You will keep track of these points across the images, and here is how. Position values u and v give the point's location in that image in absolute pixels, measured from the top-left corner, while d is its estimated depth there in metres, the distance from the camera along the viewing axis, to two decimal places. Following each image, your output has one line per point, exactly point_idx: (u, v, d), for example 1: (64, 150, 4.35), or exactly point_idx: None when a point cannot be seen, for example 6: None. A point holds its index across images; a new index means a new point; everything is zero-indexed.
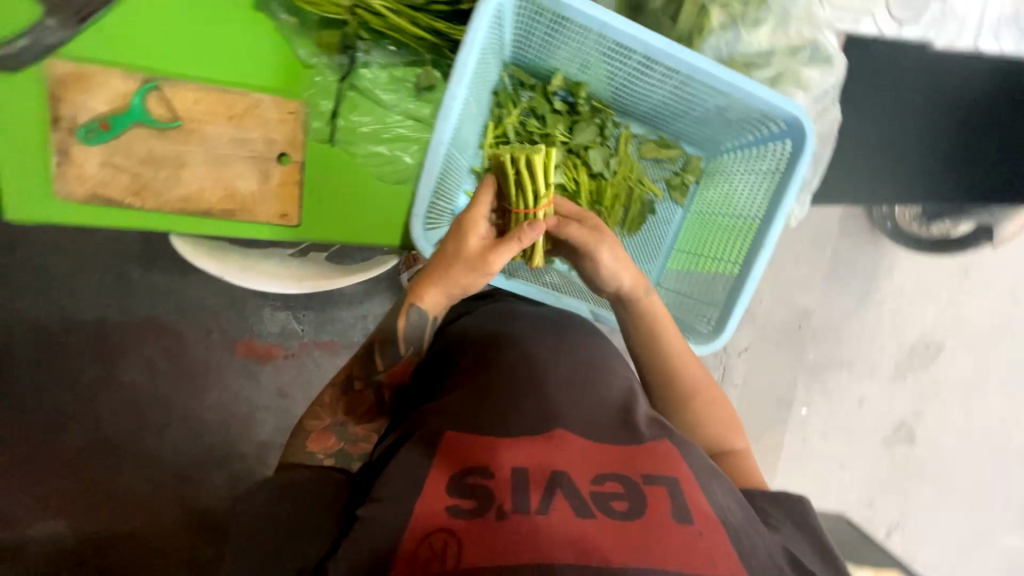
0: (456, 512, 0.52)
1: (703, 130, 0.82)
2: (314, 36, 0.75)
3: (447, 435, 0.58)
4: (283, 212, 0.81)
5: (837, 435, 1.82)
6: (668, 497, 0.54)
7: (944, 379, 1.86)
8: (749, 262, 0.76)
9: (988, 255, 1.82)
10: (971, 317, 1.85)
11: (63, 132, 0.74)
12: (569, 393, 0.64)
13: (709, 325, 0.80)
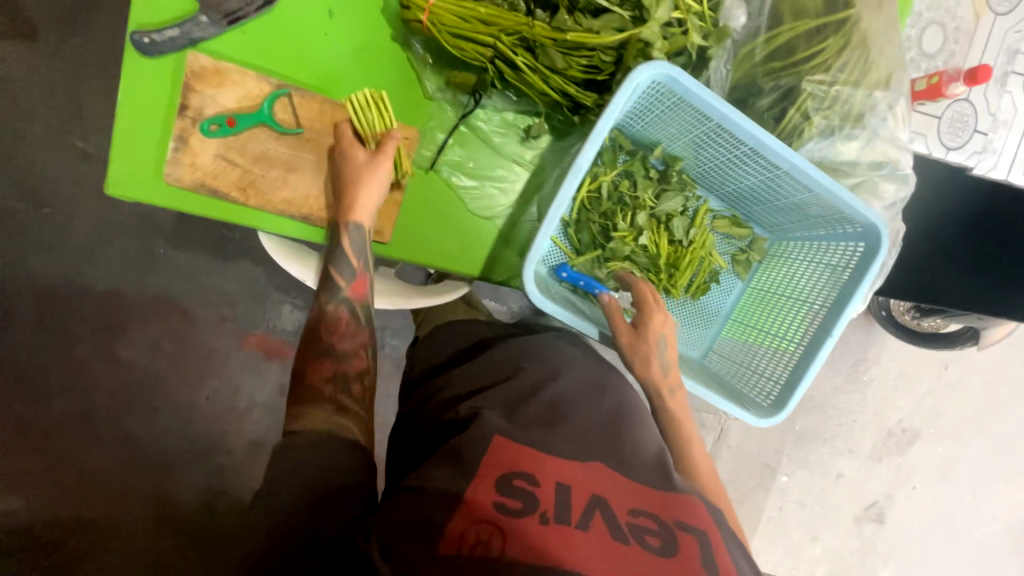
0: (503, 509, 0.59)
1: (777, 217, 0.89)
2: (444, 74, 0.81)
3: (496, 439, 0.66)
4: (377, 228, 0.84)
5: (811, 506, 1.99)
6: (697, 546, 0.61)
7: (917, 465, 2.00)
8: (812, 347, 0.81)
9: (970, 355, 1.97)
10: (949, 410, 2.00)
11: (187, 121, 0.76)
12: (607, 434, 0.71)
13: (766, 399, 0.84)
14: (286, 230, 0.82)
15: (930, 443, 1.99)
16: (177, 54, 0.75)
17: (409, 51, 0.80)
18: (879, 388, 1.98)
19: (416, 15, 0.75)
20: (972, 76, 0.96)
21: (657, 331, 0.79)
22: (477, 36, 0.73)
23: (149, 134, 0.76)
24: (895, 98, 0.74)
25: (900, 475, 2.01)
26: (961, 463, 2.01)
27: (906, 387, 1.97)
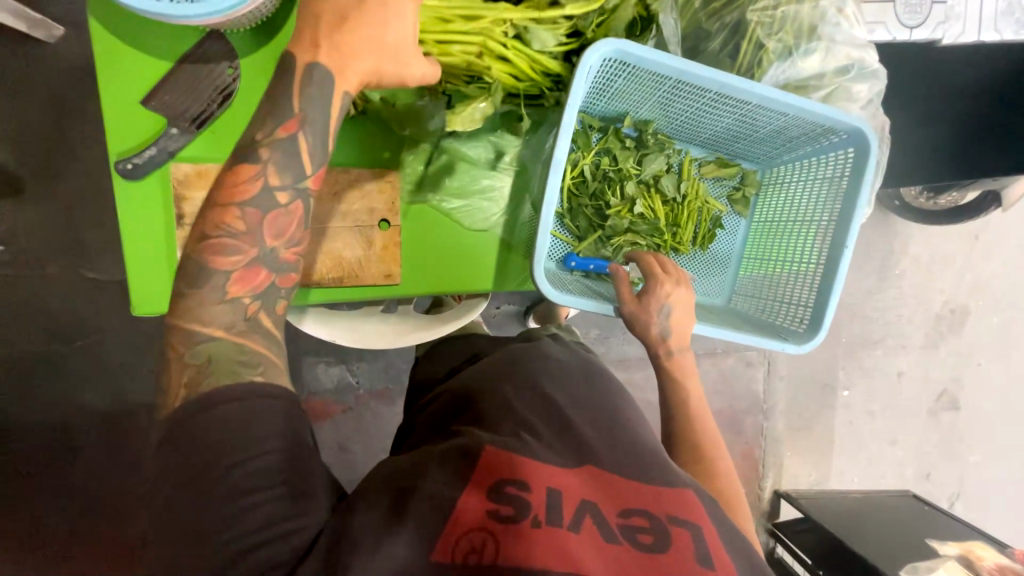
0: (496, 517, 0.56)
1: (761, 147, 0.89)
2: (403, 111, 0.83)
3: (487, 450, 0.63)
4: (387, 271, 0.86)
5: (881, 413, 2.00)
6: (692, 540, 0.60)
7: (976, 342, 1.98)
8: (830, 265, 0.81)
9: (998, 216, 1.92)
10: (992, 278, 1.96)
11: (187, 228, 0.80)
12: (601, 432, 0.71)
13: (800, 324, 0.84)
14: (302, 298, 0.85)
15: (982, 316, 1.97)
16: (159, 169, 0.79)
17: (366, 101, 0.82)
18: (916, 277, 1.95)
19: None
20: None
21: (661, 300, 0.77)
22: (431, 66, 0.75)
23: (155, 249, 0.80)
24: (841, 2, 0.74)
25: (963, 357, 1.99)
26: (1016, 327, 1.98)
27: (934, 268, 1.93)
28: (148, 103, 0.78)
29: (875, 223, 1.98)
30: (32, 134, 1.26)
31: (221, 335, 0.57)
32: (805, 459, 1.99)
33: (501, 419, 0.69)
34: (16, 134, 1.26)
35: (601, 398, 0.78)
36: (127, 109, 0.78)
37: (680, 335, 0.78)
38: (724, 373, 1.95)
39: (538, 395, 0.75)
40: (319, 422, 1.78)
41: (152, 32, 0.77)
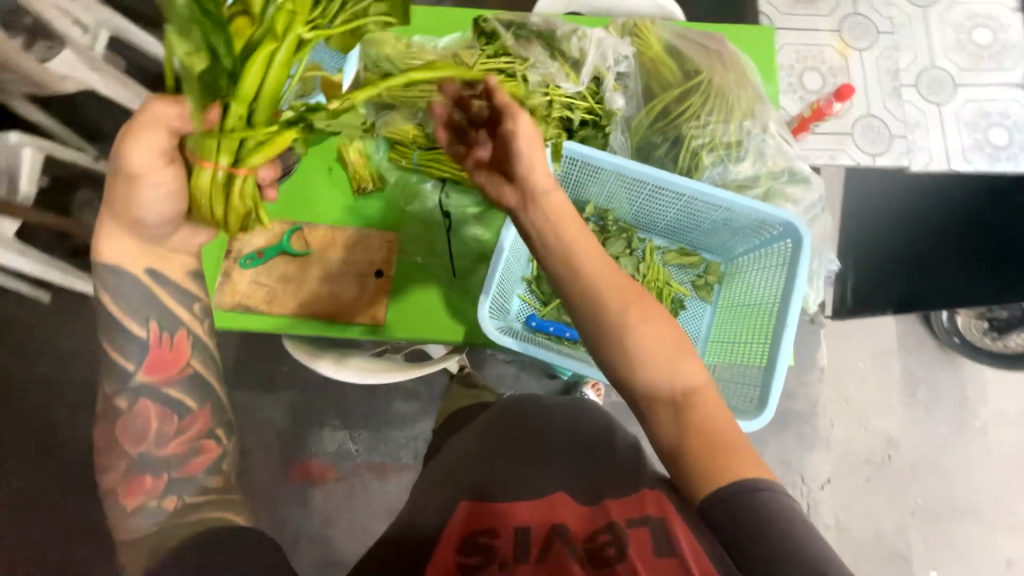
0: (462, 568, 0.60)
1: (716, 239, 0.99)
2: (412, 191, 1.07)
3: (462, 502, 0.69)
4: (373, 313, 1.01)
5: None
6: (652, 541, 0.59)
7: None
8: (775, 345, 0.84)
9: None
10: None
11: (231, 261, 1.03)
12: (573, 464, 0.73)
13: (752, 403, 0.84)
14: (298, 328, 1.01)
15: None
16: None
17: (386, 182, 1.08)
18: (999, 431, 1.77)
19: (397, 156, 1.06)
20: (840, 95, 1.00)
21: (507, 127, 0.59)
22: (440, 159, 1.02)
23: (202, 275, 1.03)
24: (764, 122, 0.91)
25: None
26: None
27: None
28: None
29: (936, 363, 1.82)
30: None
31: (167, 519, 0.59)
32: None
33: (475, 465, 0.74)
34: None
35: (588, 433, 0.79)
36: None
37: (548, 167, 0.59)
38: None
39: (520, 437, 0.78)
40: (313, 488, 1.78)
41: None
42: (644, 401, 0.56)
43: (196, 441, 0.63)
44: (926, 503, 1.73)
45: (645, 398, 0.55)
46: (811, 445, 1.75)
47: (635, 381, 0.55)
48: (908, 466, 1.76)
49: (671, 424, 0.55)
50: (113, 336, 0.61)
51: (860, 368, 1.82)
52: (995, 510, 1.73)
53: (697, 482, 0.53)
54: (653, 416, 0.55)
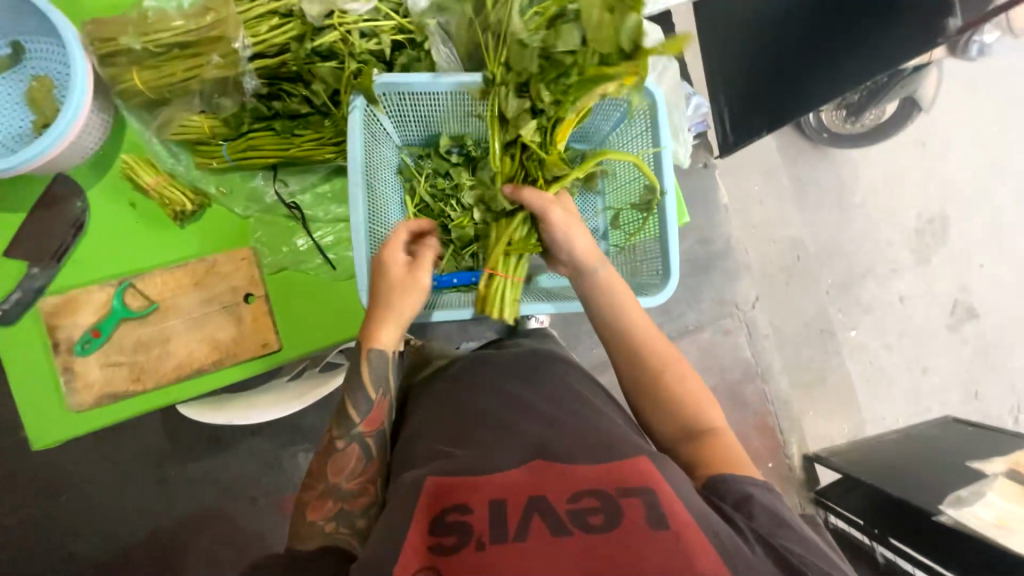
0: (438, 551, 0.58)
1: (580, 126, 0.95)
2: (242, 194, 0.91)
3: (431, 479, 0.64)
4: (263, 341, 0.89)
5: (897, 342, 2.00)
6: (643, 505, 0.59)
7: (962, 245, 2.03)
8: (663, 211, 0.85)
9: (927, 119, 2.01)
10: (954, 178, 2.03)
11: (64, 353, 0.85)
12: (546, 426, 0.72)
13: (659, 272, 0.87)
14: (187, 391, 0.88)
15: (962, 218, 2.03)
16: (31, 309, 0.85)
17: (207, 194, 0.90)
18: (874, 199, 2.01)
19: (206, 158, 0.89)
20: None
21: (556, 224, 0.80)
22: (255, 144, 0.87)
23: (38, 382, 0.85)
24: None
25: (959, 262, 2.03)
26: (1003, 223, 2.04)
27: (893, 188, 2.02)
28: (11, 251, 0.86)
29: (814, 162, 1.99)
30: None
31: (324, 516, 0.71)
32: (832, 417, 1.96)
33: (443, 448, 0.72)
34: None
35: (551, 389, 0.80)
36: None
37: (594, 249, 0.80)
38: (705, 349, 1.89)
39: (487, 412, 0.76)
40: None
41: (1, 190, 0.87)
42: (662, 415, 0.77)
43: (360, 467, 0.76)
44: (835, 282, 1.99)
45: (663, 408, 0.77)
46: (737, 275, 1.92)
47: (659, 397, 0.77)
48: (815, 258, 1.99)
49: (687, 442, 0.74)
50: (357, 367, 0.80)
51: (757, 191, 1.96)
52: (887, 264, 2.02)
53: (697, 470, 0.70)
54: (675, 419, 0.76)
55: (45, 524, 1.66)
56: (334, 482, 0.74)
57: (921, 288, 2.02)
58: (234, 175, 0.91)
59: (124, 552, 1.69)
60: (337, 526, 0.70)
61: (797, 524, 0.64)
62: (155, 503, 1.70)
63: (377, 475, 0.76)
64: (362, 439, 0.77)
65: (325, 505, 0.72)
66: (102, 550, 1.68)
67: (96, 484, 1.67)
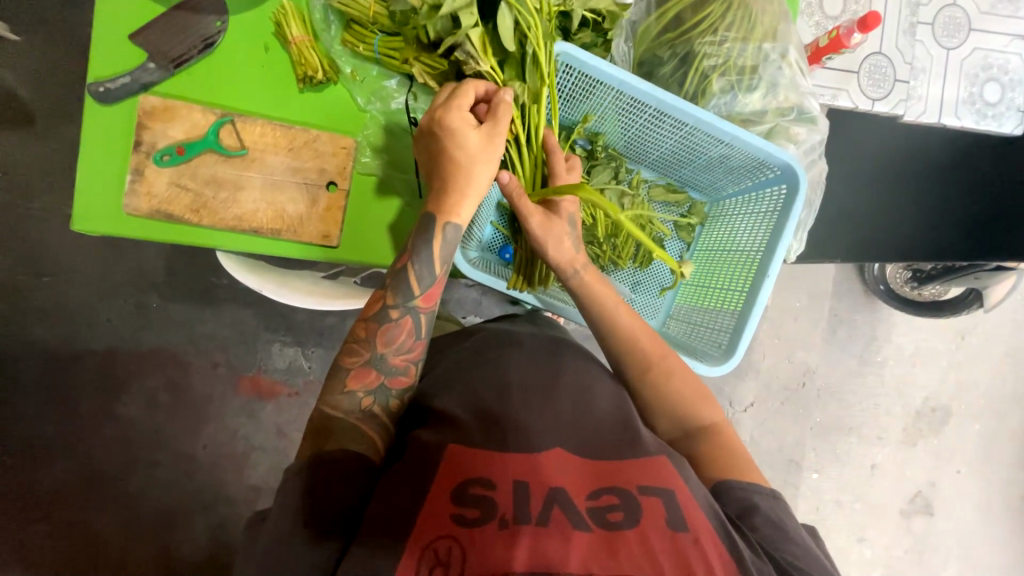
0: (459, 522, 0.60)
1: (707, 177, 0.93)
2: (370, 87, 0.89)
3: (451, 447, 0.67)
4: (325, 233, 0.88)
5: (849, 502, 2.02)
6: (662, 508, 0.62)
7: (949, 444, 2.04)
8: (751, 295, 0.85)
9: (976, 318, 2.02)
10: (973, 381, 2.04)
11: (142, 155, 0.84)
12: (563, 416, 0.73)
13: (721, 349, 0.86)
14: (242, 246, 0.87)
15: (963, 421, 2.03)
16: (130, 99, 0.84)
17: (338, 73, 0.88)
18: (894, 365, 2.02)
19: (353, 38, 0.86)
20: (864, 24, 0.91)
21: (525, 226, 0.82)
22: (406, 47, 0.84)
23: (107, 172, 0.84)
24: (785, 47, 0.80)
25: (937, 458, 2.04)
26: (994, 442, 2.05)
27: (914, 364, 2.03)
28: (135, 39, 0.84)
29: (858, 306, 1.99)
30: (54, 74, 1.60)
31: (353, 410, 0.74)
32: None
33: (462, 412, 0.73)
34: (33, 58, 1.59)
35: (572, 377, 0.81)
36: (111, 41, 0.84)
37: (566, 256, 0.83)
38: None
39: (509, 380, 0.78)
40: (264, 402, 1.75)
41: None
42: (664, 412, 0.81)
43: (404, 364, 0.78)
44: (822, 423, 2.00)
45: (674, 419, 0.80)
46: (741, 374, 1.93)
47: (662, 388, 0.82)
48: (816, 393, 2.00)
49: (690, 441, 0.78)
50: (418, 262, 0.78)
51: (795, 308, 1.96)
52: (874, 430, 2.03)
53: (703, 468, 0.75)
54: (677, 419, 0.80)
55: (15, 295, 1.65)
56: (378, 352, 0.77)
57: (895, 465, 2.03)
58: (371, 67, 0.89)
59: (79, 355, 1.68)
60: (372, 405, 0.75)
61: (798, 536, 0.68)
62: (126, 323, 1.69)
63: (416, 355, 0.80)
64: (418, 313, 0.79)
65: (366, 372, 0.76)
66: (57, 343, 1.67)
67: (80, 281, 1.66)
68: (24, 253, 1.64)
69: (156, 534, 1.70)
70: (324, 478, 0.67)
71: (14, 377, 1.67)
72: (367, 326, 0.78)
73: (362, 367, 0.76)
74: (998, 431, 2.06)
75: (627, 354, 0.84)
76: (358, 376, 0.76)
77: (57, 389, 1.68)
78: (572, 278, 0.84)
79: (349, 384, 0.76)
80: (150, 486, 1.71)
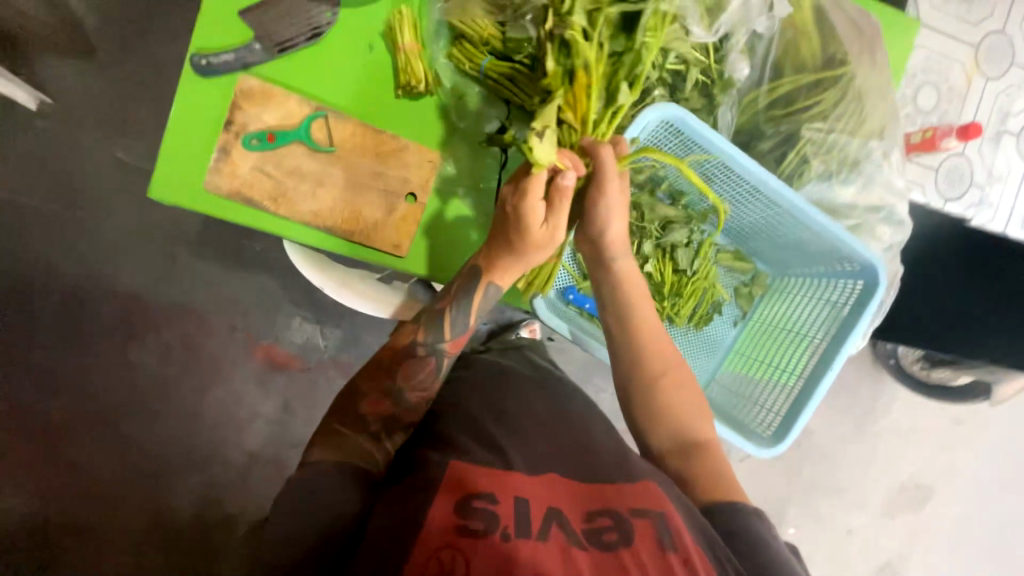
0: (459, 535, 0.58)
1: (780, 253, 0.93)
2: (466, 107, 0.89)
3: (453, 460, 0.67)
4: (396, 242, 0.88)
5: (821, 563, 2.00)
6: (659, 530, 0.61)
7: (929, 524, 2.03)
8: (807, 382, 0.85)
9: (979, 408, 2.02)
10: (963, 466, 2.04)
11: (231, 135, 0.83)
12: (554, 440, 0.75)
13: (768, 430, 0.86)
14: (299, 235, 0.86)
15: (945, 503, 2.02)
16: (229, 76, 0.83)
17: (438, 87, 0.87)
18: (888, 438, 2.02)
19: (460, 54, 0.85)
20: (964, 132, 1.02)
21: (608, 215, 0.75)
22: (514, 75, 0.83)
23: (192, 143, 0.83)
24: (889, 147, 0.81)
25: (914, 536, 2.03)
26: (972, 530, 2.04)
27: (908, 440, 2.02)
28: (243, 17, 0.83)
29: (866, 374, 2.00)
30: (128, 12, 1.58)
31: (362, 434, 0.75)
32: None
33: (464, 425, 0.76)
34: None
35: (574, 416, 0.82)
36: (219, 15, 0.83)
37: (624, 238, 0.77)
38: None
39: (507, 407, 0.80)
40: (276, 373, 1.72)
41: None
42: (661, 425, 0.79)
43: (419, 399, 0.82)
44: (810, 482, 2.01)
45: (674, 430, 0.78)
46: None
47: (665, 399, 0.79)
48: (808, 452, 2.01)
49: (683, 457, 0.77)
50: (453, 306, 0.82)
51: None
52: (858, 497, 2.02)
53: (694, 488, 0.74)
54: (678, 433, 0.78)
55: (44, 225, 1.61)
56: (397, 383, 0.80)
57: (871, 534, 2.01)
58: (472, 85, 0.88)
59: (99, 296, 1.65)
60: (382, 431, 0.77)
61: (806, 569, 0.68)
62: (152, 270, 1.65)
63: (430, 393, 0.83)
64: (443, 356, 0.83)
65: (382, 385, 0.80)
66: (81, 280, 1.64)
67: (114, 220, 1.63)
68: (63, 185, 1.60)
69: (144, 488, 1.65)
70: (328, 493, 0.67)
71: (29, 304, 1.63)
72: (395, 358, 0.81)
73: (381, 397, 0.79)
74: (980, 521, 2.05)
75: (633, 358, 0.81)
76: (375, 404, 0.78)
77: (68, 323, 1.64)
78: (614, 261, 0.80)
79: (364, 412, 0.77)
80: (149, 439, 1.67)
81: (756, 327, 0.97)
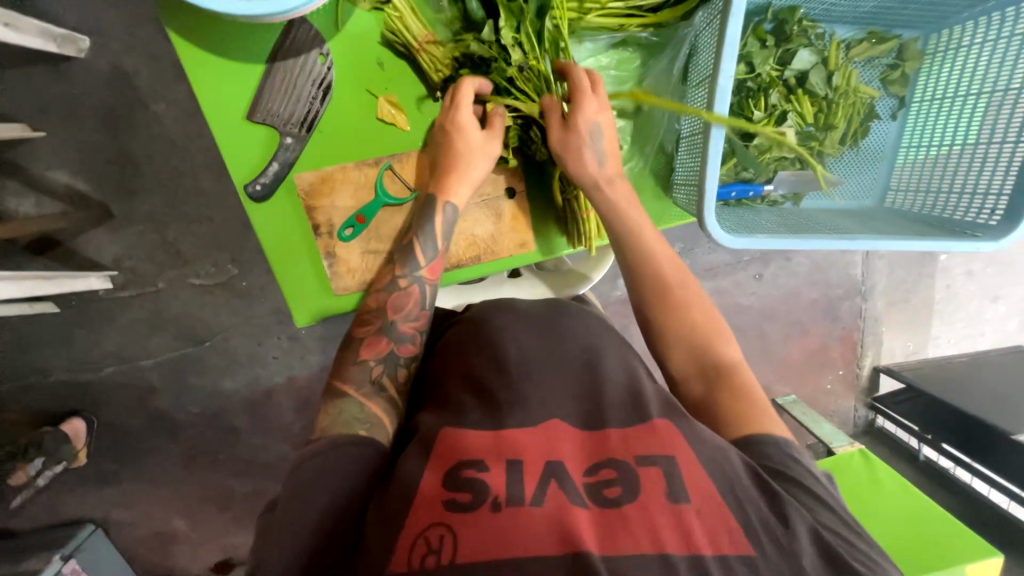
0: (453, 507, 0.57)
1: (930, 10, 0.94)
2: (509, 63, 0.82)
3: (445, 431, 0.65)
4: (521, 241, 0.90)
5: (985, 272, 1.86)
6: (663, 477, 0.60)
7: None
8: None
9: None
10: None
11: (326, 236, 0.82)
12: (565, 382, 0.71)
13: (995, 215, 0.87)
14: None
15: None
16: (284, 183, 0.80)
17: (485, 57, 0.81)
18: None
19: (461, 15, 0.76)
20: None
21: (588, 119, 0.76)
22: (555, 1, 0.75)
23: (300, 264, 0.83)
24: None
25: None
26: None
27: None
28: (254, 115, 0.77)
29: None
30: (88, 153, 1.47)
31: (355, 394, 0.73)
32: (902, 332, 1.89)
33: (451, 396, 0.72)
34: (77, 132, 1.45)
35: (582, 337, 0.78)
36: (232, 128, 0.77)
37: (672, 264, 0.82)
38: (817, 263, 1.80)
39: (508, 355, 0.74)
40: None
41: (236, 36, 0.75)
42: (677, 339, 0.79)
43: (415, 330, 0.80)
44: None
45: (678, 331, 0.79)
46: None
47: (679, 321, 0.79)
48: None
49: (703, 379, 0.76)
50: (422, 232, 0.79)
51: None
52: None
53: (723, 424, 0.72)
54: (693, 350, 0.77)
55: (194, 365, 1.65)
56: (389, 320, 0.78)
57: None
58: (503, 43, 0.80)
59: (263, 393, 1.70)
60: (382, 375, 0.76)
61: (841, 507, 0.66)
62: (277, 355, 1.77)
63: (422, 324, 0.81)
64: (424, 284, 0.81)
65: (378, 345, 0.77)
66: (245, 388, 1.68)
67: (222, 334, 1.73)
68: (179, 327, 1.61)
69: None
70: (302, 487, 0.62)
71: None
72: (379, 297, 0.80)
73: (378, 331, 0.78)
74: None
75: (648, 270, 0.83)
76: (383, 337, 0.78)
77: None
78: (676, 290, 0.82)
79: (360, 355, 0.76)
80: None
81: (921, 100, 1.00)
